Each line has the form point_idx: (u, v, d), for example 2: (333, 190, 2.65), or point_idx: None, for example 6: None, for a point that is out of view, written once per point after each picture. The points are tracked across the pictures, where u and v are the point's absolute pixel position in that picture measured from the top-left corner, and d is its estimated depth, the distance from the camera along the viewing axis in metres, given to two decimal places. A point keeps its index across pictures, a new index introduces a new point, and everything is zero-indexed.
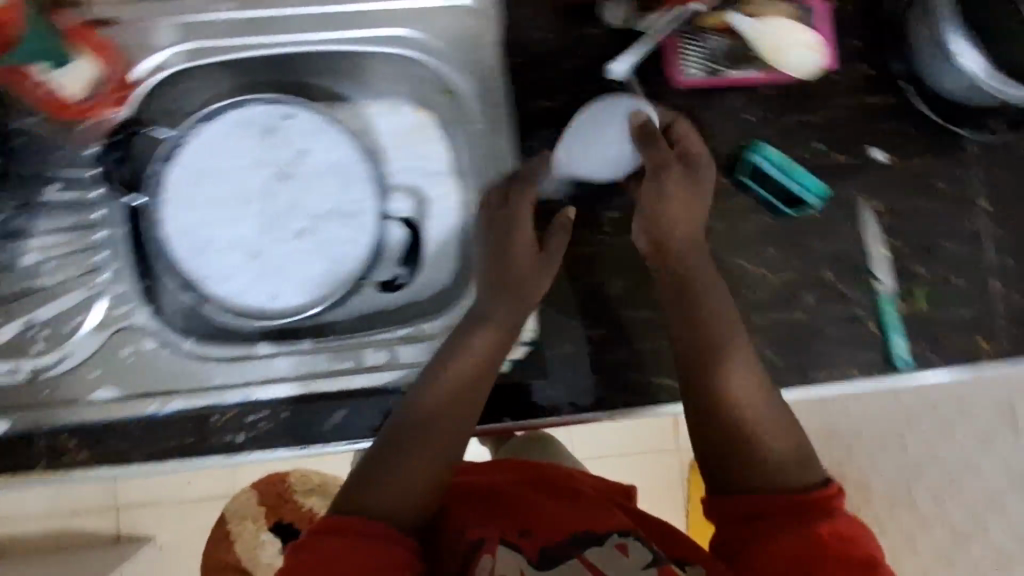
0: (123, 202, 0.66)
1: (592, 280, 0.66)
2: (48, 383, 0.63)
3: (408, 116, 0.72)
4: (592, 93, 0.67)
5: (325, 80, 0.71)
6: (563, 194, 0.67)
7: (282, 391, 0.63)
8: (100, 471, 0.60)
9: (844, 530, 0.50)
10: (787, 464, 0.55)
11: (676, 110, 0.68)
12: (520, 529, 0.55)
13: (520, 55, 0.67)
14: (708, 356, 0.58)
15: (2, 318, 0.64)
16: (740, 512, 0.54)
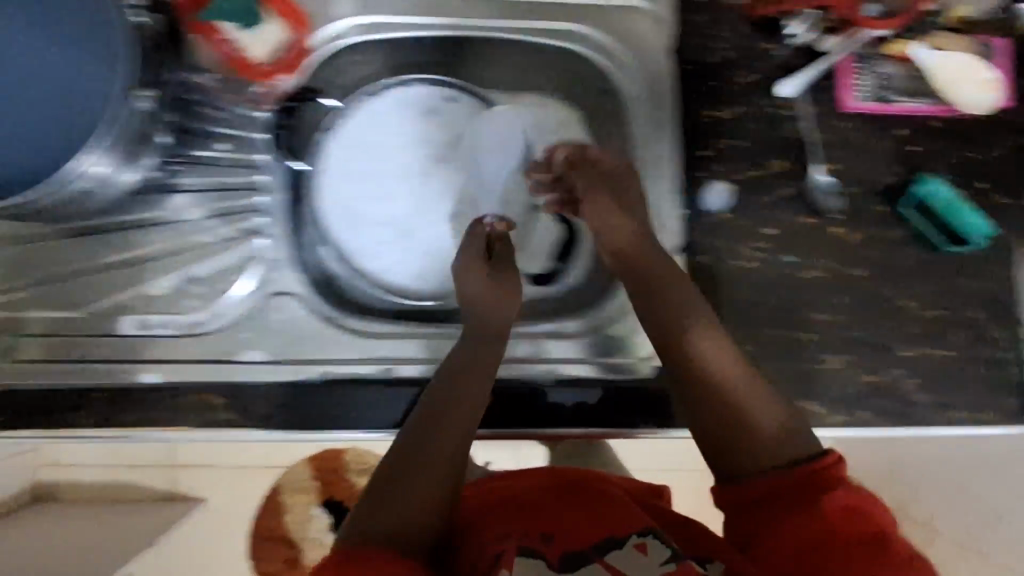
0: (288, 166, 0.68)
1: (743, 294, 0.66)
2: (197, 339, 0.63)
3: (561, 109, 0.72)
4: (757, 108, 0.68)
5: (487, 65, 0.71)
6: (723, 205, 0.67)
7: (432, 373, 0.64)
8: (245, 431, 0.62)
9: (844, 505, 0.44)
10: (778, 439, 0.49)
11: (840, 132, 0.68)
12: (543, 535, 0.49)
13: (690, 63, 0.68)
14: (703, 357, 0.54)
15: (158, 270, 0.65)
16: (747, 507, 0.47)
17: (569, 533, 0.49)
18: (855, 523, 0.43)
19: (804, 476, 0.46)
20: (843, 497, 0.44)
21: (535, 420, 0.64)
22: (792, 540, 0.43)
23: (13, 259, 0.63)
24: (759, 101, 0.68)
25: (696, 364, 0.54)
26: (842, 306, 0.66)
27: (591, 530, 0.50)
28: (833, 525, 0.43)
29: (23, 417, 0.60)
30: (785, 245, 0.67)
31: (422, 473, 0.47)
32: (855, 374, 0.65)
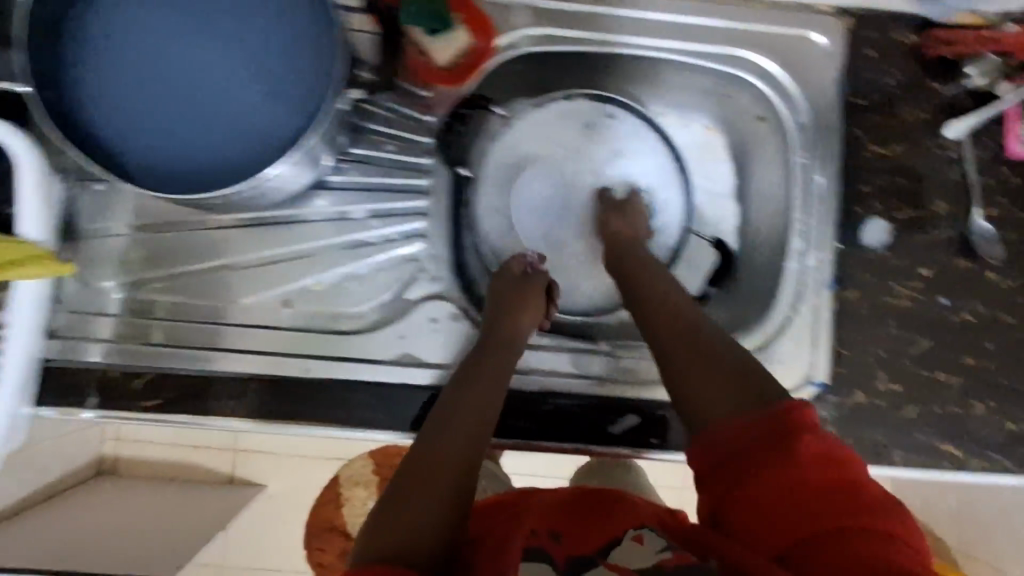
0: (451, 171, 0.74)
1: (857, 326, 0.75)
2: (349, 336, 0.70)
3: (701, 130, 0.84)
4: (926, 146, 0.75)
5: (634, 84, 0.80)
6: (881, 242, 0.75)
7: (580, 385, 0.73)
8: (363, 426, 0.68)
9: (818, 452, 0.49)
10: (730, 393, 0.56)
11: (983, 174, 0.75)
12: (550, 536, 0.51)
13: (863, 99, 0.75)
14: (681, 345, 0.61)
15: (317, 269, 0.72)
16: (725, 467, 0.52)
17: (579, 534, 0.51)
18: (829, 470, 0.48)
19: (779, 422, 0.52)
20: (819, 442, 0.50)
21: (525, 432, 0.71)
22: (770, 495, 0.48)
23: (169, 246, 0.72)
24: (922, 142, 0.75)
25: (675, 354, 0.61)
26: (903, 333, 0.75)
27: (595, 530, 0.51)
28: (813, 475, 0.48)
29: (195, 397, 0.68)
30: (867, 272, 0.75)
31: (442, 452, 0.53)
32: (905, 399, 0.74)
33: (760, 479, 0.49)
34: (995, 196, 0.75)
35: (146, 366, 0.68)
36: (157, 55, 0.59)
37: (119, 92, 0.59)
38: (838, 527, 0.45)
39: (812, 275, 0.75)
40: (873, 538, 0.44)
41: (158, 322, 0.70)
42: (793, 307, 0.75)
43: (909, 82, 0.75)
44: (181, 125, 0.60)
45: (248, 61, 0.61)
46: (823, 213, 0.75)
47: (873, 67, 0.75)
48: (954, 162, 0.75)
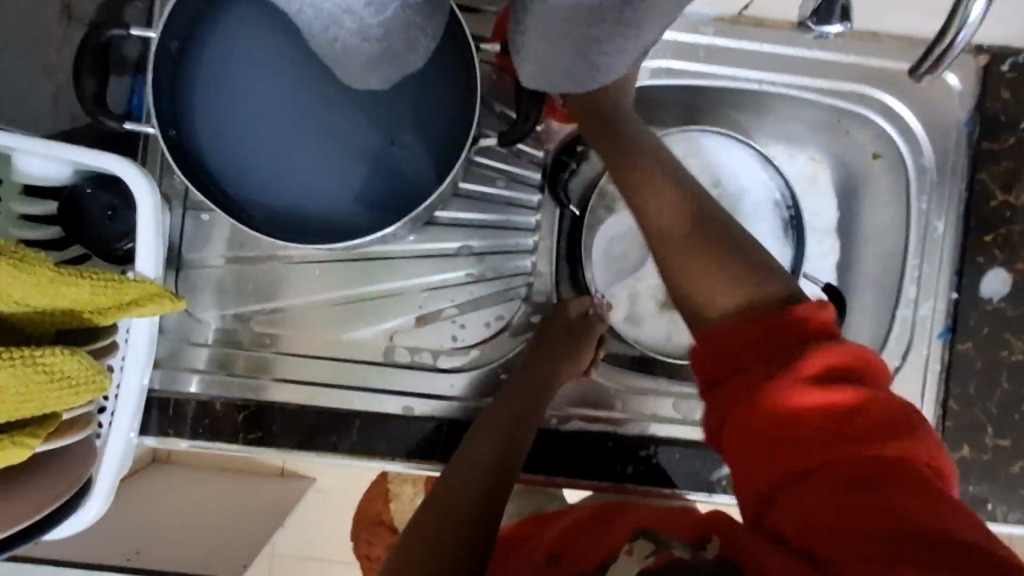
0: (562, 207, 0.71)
1: (964, 381, 0.72)
2: (454, 376, 0.69)
3: (806, 166, 0.82)
4: None
5: (742, 114, 0.79)
6: (1000, 294, 0.71)
7: (679, 433, 0.71)
8: None
9: (829, 364, 0.41)
10: (739, 284, 0.47)
11: None
12: (551, 557, 0.52)
13: (989, 141, 0.71)
14: (684, 242, 0.50)
15: (423, 305, 0.71)
16: (727, 367, 0.44)
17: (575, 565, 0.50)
18: (844, 384, 0.40)
19: (782, 330, 0.43)
20: (840, 352, 0.41)
21: (601, 473, 0.70)
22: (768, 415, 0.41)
23: (268, 276, 0.71)
24: None
25: (677, 243, 0.50)
26: (1018, 388, 0.72)
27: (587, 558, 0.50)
28: (822, 394, 0.40)
29: (289, 433, 0.67)
30: (986, 324, 0.72)
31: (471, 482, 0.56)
32: (1014, 455, 0.72)
33: (750, 393, 0.42)
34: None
35: (247, 400, 0.68)
36: (301, 103, 0.63)
37: (274, 134, 0.62)
38: (849, 448, 0.39)
39: (924, 323, 0.73)
40: (896, 468, 0.38)
41: (258, 355, 0.70)
42: (903, 355, 0.73)
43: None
44: (319, 170, 0.63)
45: (388, 109, 0.63)
46: (940, 260, 0.72)
47: (1007, 110, 0.71)
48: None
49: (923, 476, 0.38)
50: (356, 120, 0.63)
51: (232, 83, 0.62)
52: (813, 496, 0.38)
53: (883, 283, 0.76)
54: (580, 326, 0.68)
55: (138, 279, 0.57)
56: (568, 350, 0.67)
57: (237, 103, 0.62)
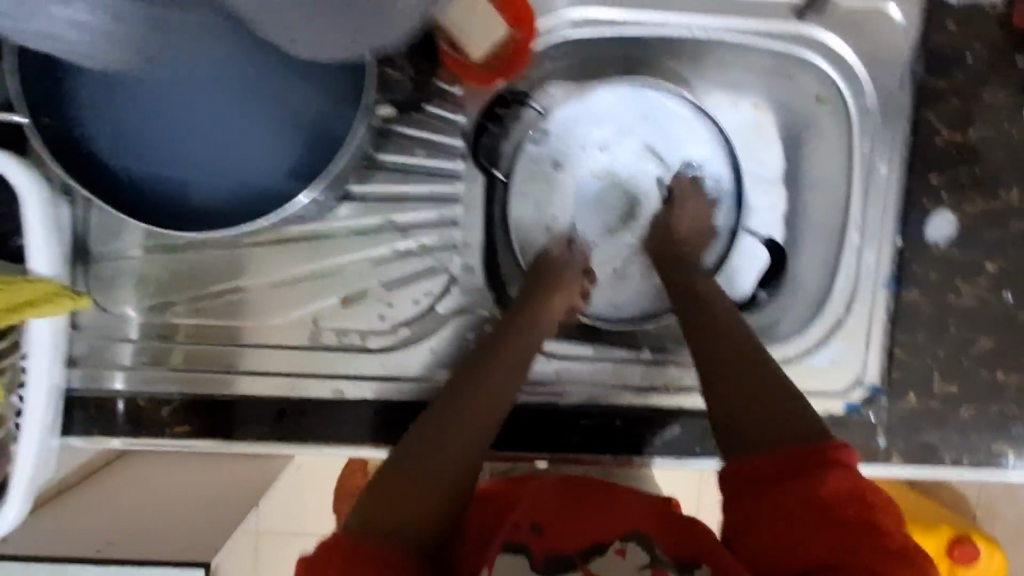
0: (485, 172, 0.68)
1: (912, 328, 0.70)
2: (387, 357, 0.67)
3: (748, 113, 0.77)
4: (1007, 130, 0.68)
5: (679, 64, 0.74)
6: (947, 237, 0.69)
7: (619, 399, 0.70)
8: None
9: (841, 486, 0.47)
10: (755, 350, 0.59)
11: None
12: (532, 525, 0.55)
13: (935, 77, 0.68)
14: (734, 373, 0.57)
15: (348, 285, 0.68)
16: (755, 428, 0.53)
17: (562, 534, 0.55)
18: (853, 501, 0.47)
19: (799, 452, 0.50)
20: (845, 475, 0.48)
21: (542, 446, 0.69)
22: (779, 521, 0.48)
23: (186, 265, 0.67)
24: (1004, 126, 0.68)
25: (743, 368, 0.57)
26: (966, 333, 0.70)
27: (586, 534, 0.54)
28: (837, 506, 0.47)
29: (221, 425, 0.66)
30: (933, 270, 0.69)
31: (455, 447, 0.52)
32: (963, 401, 0.71)
33: (779, 505, 0.48)
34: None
35: (175, 393, 0.66)
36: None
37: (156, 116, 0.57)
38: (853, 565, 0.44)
39: (869, 272, 0.70)
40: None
41: (185, 347, 0.67)
42: (847, 306, 0.71)
43: (993, 58, 0.67)
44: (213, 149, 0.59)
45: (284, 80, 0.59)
46: (884, 206, 0.70)
47: (953, 44, 0.67)
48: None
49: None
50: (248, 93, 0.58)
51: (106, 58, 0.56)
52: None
53: (829, 232, 0.73)
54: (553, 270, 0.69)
55: (30, 279, 0.55)
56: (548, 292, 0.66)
57: (114, 79, 0.57)
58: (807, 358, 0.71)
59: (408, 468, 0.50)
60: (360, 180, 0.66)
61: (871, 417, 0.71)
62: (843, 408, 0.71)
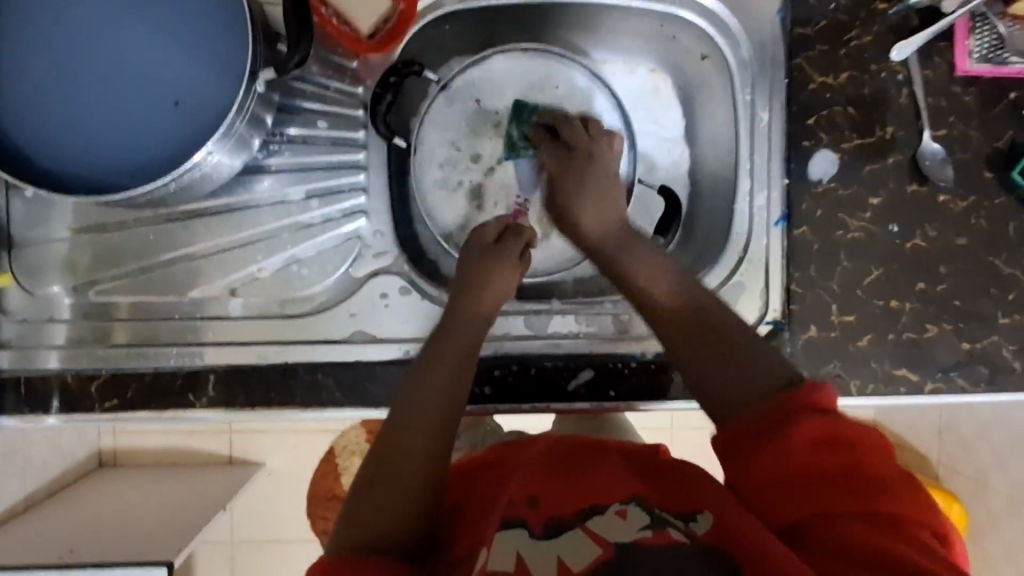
0: (389, 141, 0.72)
1: (806, 263, 0.73)
2: (303, 321, 0.71)
3: (644, 77, 0.82)
4: (873, 71, 0.72)
5: (572, 32, 0.79)
6: (830, 175, 0.73)
7: (534, 349, 0.73)
8: (328, 411, 0.70)
9: (819, 435, 0.52)
10: (710, 324, 0.61)
11: (932, 95, 0.73)
12: (529, 498, 0.57)
13: (801, 27, 0.72)
14: (692, 349, 0.61)
15: (265, 253, 0.72)
16: (732, 405, 0.58)
17: (559, 500, 0.57)
18: (833, 448, 0.51)
19: (778, 414, 0.54)
20: (822, 420, 0.52)
21: None
22: (773, 473, 0.52)
23: (111, 246, 0.71)
24: (869, 68, 0.72)
25: (676, 326, 0.62)
26: (856, 264, 0.74)
27: (578, 501, 0.56)
28: (819, 455, 0.51)
29: (148, 397, 0.69)
30: (819, 206, 0.73)
31: (411, 450, 0.57)
32: (862, 330, 0.74)
33: (771, 461, 0.53)
34: (947, 117, 0.73)
35: (99, 369, 0.69)
36: (88, 65, 0.62)
37: (61, 102, 0.62)
38: (842, 507, 0.49)
39: (761, 214, 0.74)
40: (890, 526, 0.48)
41: (115, 324, 0.71)
42: (746, 247, 0.75)
43: (854, 6, 0.73)
44: (118, 125, 0.62)
45: (183, 58, 0.63)
46: (769, 149, 0.73)
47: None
48: (905, 85, 0.73)
49: (917, 535, 0.48)
50: (150, 74, 0.63)
51: (18, 44, 0.61)
52: (812, 539, 0.50)
53: (726, 181, 0.78)
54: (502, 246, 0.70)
55: None
56: (495, 263, 0.69)
57: (24, 64, 0.61)
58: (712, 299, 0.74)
59: (372, 482, 0.55)
60: (271, 154, 0.71)
61: (778, 352, 0.73)
62: None
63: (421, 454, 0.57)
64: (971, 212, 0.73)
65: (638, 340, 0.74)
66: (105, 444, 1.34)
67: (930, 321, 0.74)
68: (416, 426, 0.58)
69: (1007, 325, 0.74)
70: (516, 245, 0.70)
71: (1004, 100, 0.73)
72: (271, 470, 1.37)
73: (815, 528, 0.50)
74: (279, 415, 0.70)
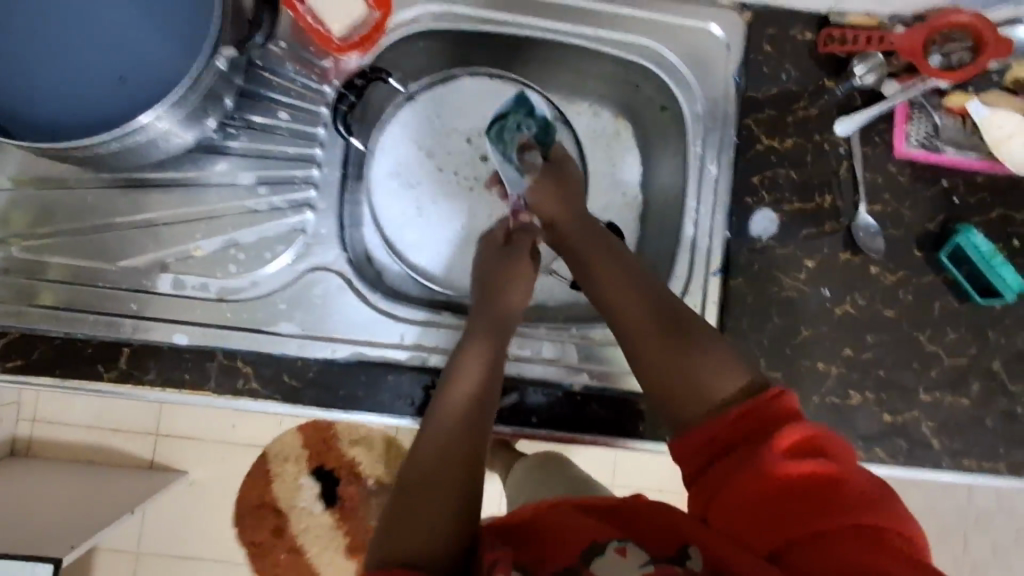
0: (348, 141, 0.73)
1: (741, 315, 0.75)
2: (232, 307, 0.70)
3: (608, 123, 0.86)
4: (817, 141, 0.77)
5: (540, 66, 0.82)
6: (770, 233, 0.75)
7: None
8: (239, 401, 0.68)
9: (795, 443, 0.52)
10: (681, 334, 0.62)
11: (872, 171, 0.77)
12: (529, 558, 0.53)
13: (752, 92, 0.77)
14: (649, 345, 0.63)
15: (204, 233, 0.71)
16: (719, 418, 0.56)
17: (556, 547, 0.53)
18: (805, 457, 0.51)
19: (763, 422, 0.55)
20: (797, 428, 0.53)
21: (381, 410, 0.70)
22: (755, 486, 0.51)
23: (50, 203, 0.71)
24: (813, 137, 0.77)
25: (640, 339, 0.63)
26: (788, 322, 0.75)
27: (573, 546, 0.53)
28: (795, 463, 0.51)
29: (56, 362, 0.66)
30: (757, 261, 0.75)
31: (436, 461, 0.55)
32: (789, 388, 0.74)
33: (743, 465, 0.52)
34: (882, 194, 0.76)
35: (8, 327, 0.67)
36: (50, 19, 0.62)
37: (15, 54, 0.62)
38: (821, 525, 0.48)
39: (701, 262, 0.76)
40: (867, 539, 0.47)
41: (45, 285, 0.69)
42: (684, 291, 0.76)
43: (805, 79, 0.77)
44: (76, 77, 0.63)
45: (151, 23, 0.64)
46: (715, 201, 0.76)
47: (769, 64, 0.77)
48: (845, 158, 0.77)
49: (898, 548, 0.46)
50: (110, 39, 0.63)
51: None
52: (792, 566, 0.48)
53: (672, 227, 0.80)
54: (512, 245, 0.71)
55: None
56: (507, 264, 0.70)
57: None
58: None
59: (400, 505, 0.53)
60: (228, 137, 0.71)
61: None
62: None
63: (450, 464, 0.55)
64: (899, 286, 0.76)
65: (565, 370, 0.74)
66: (20, 432, 1.22)
67: (853, 388, 0.75)
68: (433, 445, 0.57)
69: (926, 401, 0.75)
70: (524, 241, 0.72)
71: (936, 185, 0.77)
72: (193, 480, 1.25)
73: (811, 548, 0.48)
74: (186, 398, 0.67)
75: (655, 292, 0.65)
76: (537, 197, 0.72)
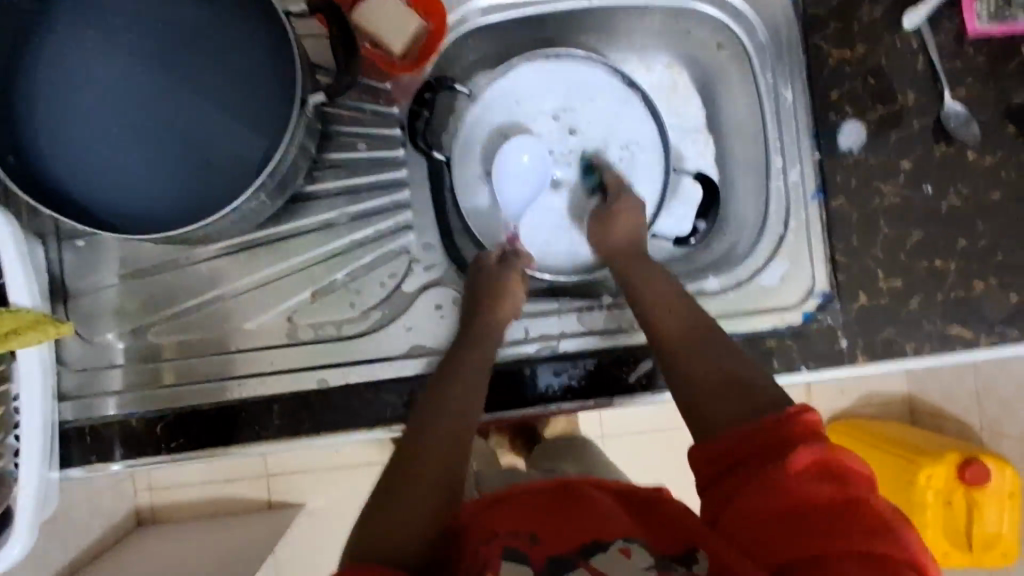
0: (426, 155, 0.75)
1: (849, 232, 0.74)
2: (359, 342, 0.70)
3: (662, 73, 0.86)
4: (888, 42, 0.75)
5: (587, 37, 0.82)
6: (861, 145, 0.74)
7: (587, 344, 0.72)
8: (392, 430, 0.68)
9: (813, 461, 0.49)
10: (720, 349, 0.63)
11: (949, 57, 0.75)
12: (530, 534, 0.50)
13: (812, 8, 0.75)
14: (693, 364, 0.62)
15: (315, 277, 0.72)
16: (734, 444, 0.54)
17: (557, 535, 0.50)
18: (822, 480, 0.48)
19: (781, 438, 0.52)
20: (819, 449, 0.50)
21: (519, 405, 0.70)
22: (763, 499, 0.48)
23: (162, 287, 0.72)
24: (883, 38, 0.75)
25: (678, 353, 0.64)
26: (896, 227, 0.74)
27: (580, 532, 0.51)
28: (809, 482, 0.48)
29: (212, 432, 0.68)
30: (853, 176, 0.74)
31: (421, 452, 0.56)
32: (910, 292, 0.74)
33: (759, 478, 0.50)
34: (964, 78, 0.75)
35: (160, 411, 0.68)
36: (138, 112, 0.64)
37: (106, 151, 0.63)
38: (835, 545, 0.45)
39: (796, 189, 0.76)
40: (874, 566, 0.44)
41: (180, 363, 0.71)
42: (785, 222, 0.77)
43: None
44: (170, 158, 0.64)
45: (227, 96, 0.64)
46: (796, 127, 0.76)
47: None
48: (919, 53, 0.75)
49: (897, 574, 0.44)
50: (191, 114, 0.65)
51: (68, 97, 0.63)
52: None
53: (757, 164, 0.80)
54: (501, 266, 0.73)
55: (14, 309, 0.61)
56: (498, 293, 0.70)
57: (78, 122, 0.63)
58: (757, 278, 0.76)
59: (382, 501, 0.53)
60: (316, 181, 0.73)
61: (830, 322, 0.73)
62: (801, 318, 0.73)
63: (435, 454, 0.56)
64: (1000, 166, 0.75)
65: None
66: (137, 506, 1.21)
67: (976, 277, 0.74)
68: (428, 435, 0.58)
69: None
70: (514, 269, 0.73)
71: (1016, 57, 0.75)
72: (311, 510, 1.22)
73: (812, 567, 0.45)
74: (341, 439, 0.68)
75: (697, 311, 0.67)
76: (595, 231, 0.77)
